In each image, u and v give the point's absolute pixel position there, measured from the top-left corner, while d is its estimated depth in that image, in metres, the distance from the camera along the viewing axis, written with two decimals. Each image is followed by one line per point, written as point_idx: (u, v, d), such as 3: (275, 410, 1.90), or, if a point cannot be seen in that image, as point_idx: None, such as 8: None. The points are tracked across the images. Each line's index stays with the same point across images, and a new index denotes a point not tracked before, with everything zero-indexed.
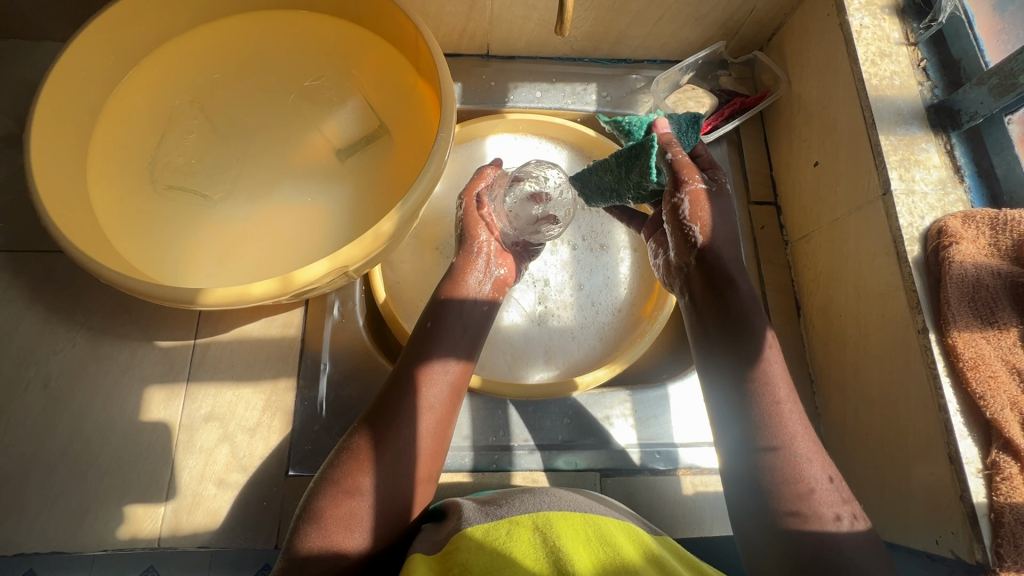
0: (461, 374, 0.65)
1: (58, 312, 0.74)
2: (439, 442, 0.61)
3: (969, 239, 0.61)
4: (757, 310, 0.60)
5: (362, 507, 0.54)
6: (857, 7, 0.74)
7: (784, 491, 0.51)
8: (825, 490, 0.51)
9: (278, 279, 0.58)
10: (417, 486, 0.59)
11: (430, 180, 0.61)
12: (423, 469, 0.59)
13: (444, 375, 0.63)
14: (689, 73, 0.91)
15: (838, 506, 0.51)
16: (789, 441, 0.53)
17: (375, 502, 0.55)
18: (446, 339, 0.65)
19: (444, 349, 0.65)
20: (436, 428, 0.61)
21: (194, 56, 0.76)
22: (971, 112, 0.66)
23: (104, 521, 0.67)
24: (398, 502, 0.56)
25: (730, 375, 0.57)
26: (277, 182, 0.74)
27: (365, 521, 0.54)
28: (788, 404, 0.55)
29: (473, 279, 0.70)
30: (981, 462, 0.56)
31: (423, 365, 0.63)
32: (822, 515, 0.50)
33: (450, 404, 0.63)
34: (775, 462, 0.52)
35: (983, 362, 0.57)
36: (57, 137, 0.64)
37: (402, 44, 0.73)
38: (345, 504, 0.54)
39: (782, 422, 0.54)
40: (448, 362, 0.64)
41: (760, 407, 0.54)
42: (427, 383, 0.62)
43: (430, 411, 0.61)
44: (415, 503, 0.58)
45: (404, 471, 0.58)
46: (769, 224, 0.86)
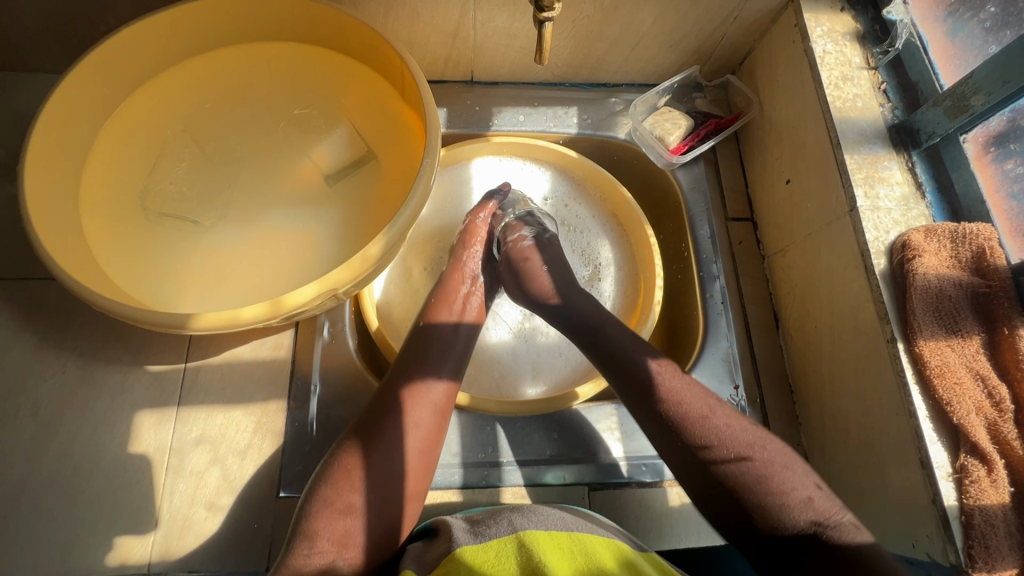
0: (448, 393, 0.66)
1: (48, 339, 0.74)
2: (428, 458, 0.62)
3: (931, 252, 0.64)
4: (641, 349, 0.66)
5: (350, 525, 0.55)
6: (820, 33, 0.78)
7: (723, 494, 0.55)
8: (772, 487, 0.54)
9: (268, 303, 0.59)
10: (406, 503, 0.60)
11: (417, 205, 0.63)
12: (413, 486, 0.60)
13: (431, 395, 0.65)
14: (666, 96, 0.95)
15: (782, 493, 0.54)
16: (712, 450, 0.57)
17: (366, 519, 0.56)
18: (429, 362, 0.67)
19: (432, 369, 0.67)
20: (424, 445, 0.62)
21: (186, 87, 0.78)
22: (930, 131, 0.70)
23: (92, 548, 0.66)
24: (388, 518, 0.58)
25: (644, 410, 0.62)
26: (267, 208, 0.76)
27: (355, 539, 0.55)
28: (704, 417, 0.59)
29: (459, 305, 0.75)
30: (951, 466, 0.58)
31: (408, 386, 0.64)
32: (772, 509, 0.53)
33: (437, 421, 0.65)
34: (731, 486, 0.55)
35: (949, 369, 0.60)
36: (51, 169, 0.66)
37: (389, 73, 0.76)
38: (337, 523, 0.55)
39: (705, 433, 0.58)
40: (433, 381, 0.66)
41: (668, 427, 0.60)
42: (416, 403, 0.64)
43: (417, 429, 0.62)
44: (404, 519, 0.59)
45: (393, 488, 0.59)
46: (746, 240, 0.89)
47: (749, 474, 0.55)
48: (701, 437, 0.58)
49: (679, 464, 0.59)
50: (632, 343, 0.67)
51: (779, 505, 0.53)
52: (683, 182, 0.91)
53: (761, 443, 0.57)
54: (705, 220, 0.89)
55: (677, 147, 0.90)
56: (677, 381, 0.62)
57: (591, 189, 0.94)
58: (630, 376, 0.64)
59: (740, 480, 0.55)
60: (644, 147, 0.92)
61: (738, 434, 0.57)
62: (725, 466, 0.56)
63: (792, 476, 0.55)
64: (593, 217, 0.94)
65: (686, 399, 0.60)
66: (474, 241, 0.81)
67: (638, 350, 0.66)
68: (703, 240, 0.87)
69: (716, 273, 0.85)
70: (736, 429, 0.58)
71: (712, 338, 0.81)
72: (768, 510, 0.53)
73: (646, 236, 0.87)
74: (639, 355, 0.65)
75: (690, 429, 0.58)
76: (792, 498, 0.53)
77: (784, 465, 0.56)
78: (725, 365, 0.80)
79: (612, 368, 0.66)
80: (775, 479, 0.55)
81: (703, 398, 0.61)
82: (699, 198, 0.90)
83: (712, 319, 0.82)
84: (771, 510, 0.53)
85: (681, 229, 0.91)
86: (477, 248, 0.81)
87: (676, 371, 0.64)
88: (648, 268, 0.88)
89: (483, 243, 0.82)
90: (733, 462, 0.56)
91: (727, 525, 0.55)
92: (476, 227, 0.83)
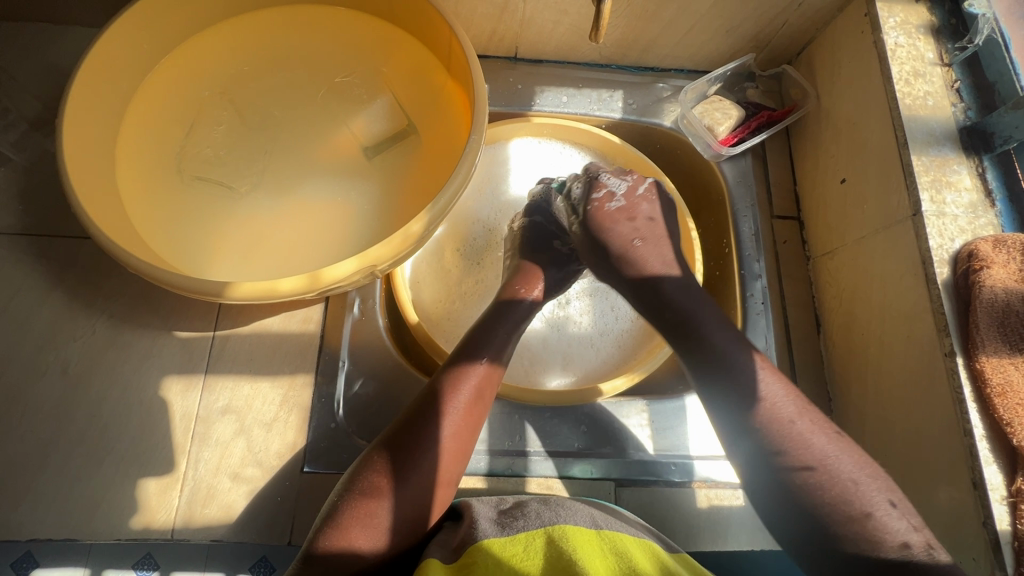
0: (491, 381, 0.64)
1: (79, 298, 0.74)
2: (466, 446, 0.61)
3: (1000, 264, 0.61)
4: (720, 322, 0.61)
5: (381, 509, 0.54)
6: (892, 25, 0.74)
7: (799, 506, 0.51)
8: (849, 497, 0.50)
9: (306, 276, 0.58)
10: (437, 490, 0.58)
11: (461, 182, 0.61)
12: (447, 473, 0.58)
13: (473, 381, 0.63)
14: (717, 84, 0.91)
15: (878, 520, 0.49)
16: (799, 455, 0.52)
17: (395, 504, 0.55)
18: (484, 346, 0.66)
19: (481, 355, 0.65)
20: (466, 433, 0.61)
21: (224, 48, 0.76)
22: (1006, 135, 0.66)
23: (117, 511, 0.66)
24: (417, 504, 0.56)
25: (721, 398, 0.57)
26: (301, 178, 0.73)
27: (382, 523, 0.54)
28: (787, 413, 0.54)
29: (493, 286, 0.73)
30: (1007, 489, 0.56)
31: (452, 372, 0.63)
32: (861, 533, 0.48)
33: (477, 410, 0.63)
34: (810, 489, 0.51)
35: (1012, 389, 0.57)
36: (88, 126, 0.64)
37: (435, 44, 0.73)
38: (366, 505, 0.54)
39: (788, 430, 0.53)
40: (478, 368, 0.64)
41: (744, 421, 0.55)
42: (460, 389, 0.62)
43: (458, 416, 0.61)
44: (433, 506, 0.57)
45: (426, 474, 0.57)
46: (791, 239, 0.85)
47: (832, 482, 0.50)
48: (783, 440, 0.53)
49: (753, 460, 0.54)
50: (724, 321, 0.61)
51: (865, 521, 0.49)
52: (729, 176, 0.88)
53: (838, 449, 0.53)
54: (750, 216, 0.85)
55: (725, 138, 0.86)
56: (765, 374, 0.57)
57: None
58: (717, 365, 0.58)
59: (824, 477, 0.51)
60: (691, 136, 0.88)
61: (825, 436, 0.53)
62: (811, 472, 0.51)
63: (866, 481, 0.51)
64: None
65: (773, 391, 0.56)
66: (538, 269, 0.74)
67: (722, 337, 0.59)
68: (746, 237, 0.84)
69: (758, 272, 0.82)
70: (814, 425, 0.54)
71: (750, 339, 0.79)
72: (859, 530, 0.49)
73: (687, 229, 0.84)
74: (728, 343, 0.59)
75: (769, 425, 0.54)
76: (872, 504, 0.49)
77: (858, 465, 0.51)
78: None
79: (691, 354, 0.60)
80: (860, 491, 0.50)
81: (790, 392, 0.56)
82: (744, 193, 0.87)
83: (751, 319, 0.80)
84: (859, 527, 0.48)
85: (723, 224, 0.88)
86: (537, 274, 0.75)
87: (753, 360, 0.58)
88: (686, 262, 0.85)
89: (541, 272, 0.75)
90: (806, 471, 0.51)
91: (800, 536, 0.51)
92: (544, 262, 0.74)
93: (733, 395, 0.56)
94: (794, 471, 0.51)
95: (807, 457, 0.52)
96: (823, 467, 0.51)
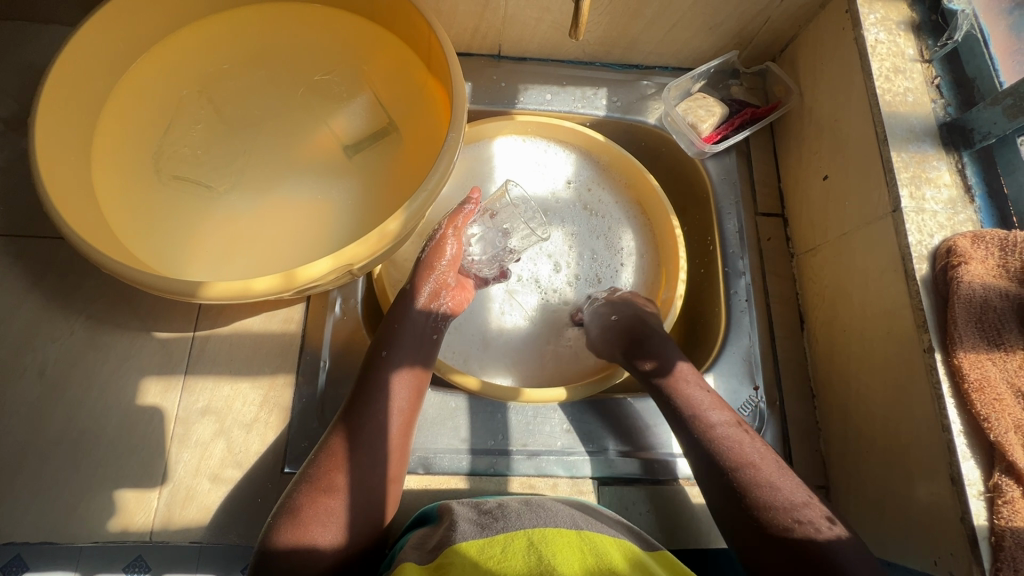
0: (420, 380, 0.65)
1: (56, 299, 0.73)
2: (405, 443, 0.61)
3: (978, 260, 0.61)
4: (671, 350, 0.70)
5: (337, 505, 0.54)
6: (872, 21, 0.74)
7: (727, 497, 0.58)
8: (763, 486, 0.57)
9: (281, 275, 0.57)
10: (389, 486, 0.58)
11: (438, 182, 0.60)
12: (394, 470, 0.59)
13: (406, 379, 0.63)
14: (701, 81, 0.90)
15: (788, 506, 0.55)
16: (725, 453, 0.60)
17: (349, 501, 0.55)
18: (404, 348, 0.65)
19: (409, 354, 0.65)
20: (402, 432, 0.61)
21: (202, 46, 0.75)
22: (984, 131, 0.65)
23: (95, 513, 0.66)
24: (371, 501, 0.57)
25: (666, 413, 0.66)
26: (281, 177, 0.73)
27: (338, 519, 0.54)
28: (710, 417, 0.63)
29: (425, 294, 0.69)
30: (984, 484, 0.56)
31: (382, 371, 0.63)
32: (778, 511, 0.55)
33: (413, 408, 0.63)
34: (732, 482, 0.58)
35: (989, 384, 0.57)
36: (62, 126, 0.64)
37: (415, 42, 0.72)
38: (321, 501, 0.54)
39: (721, 425, 0.62)
40: (411, 366, 0.64)
41: (684, 419, 0.64)
42: (395, 387, 0.62)
43: (397, 414, 0.61)
44: (387, 503, 0.58)
45: (375, 470, 0.58)
46: (775, 236, 0.85)
47: (754, 470, 0.58)
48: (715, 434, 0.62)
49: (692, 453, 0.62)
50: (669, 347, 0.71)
51: (780, 501, 0.55)
52: (713, 172, 0.87)
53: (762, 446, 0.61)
54: (734, 214, 0.85)
55: (710, 135, 0.86)
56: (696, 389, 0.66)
57: (616, 174, 0.90)
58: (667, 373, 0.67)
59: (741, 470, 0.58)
60: (675, 134, 0.88)
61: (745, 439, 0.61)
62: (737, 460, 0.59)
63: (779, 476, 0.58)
64: (617, 204, 0.91)
65: (701, 400, 0.65)
66: (441, 258, 0.72)
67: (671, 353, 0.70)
68: (730, 234, 0.84)
69: (742, 269, 0.82)
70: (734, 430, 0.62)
71: (733, 336, 0.79)
72: (774, 508, 0.55)
73: (671, 226, 0.84)
74: (676, 357, 0.69)
75: (706, 422, 0.62)
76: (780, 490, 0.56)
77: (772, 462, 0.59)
78: (745, 364, 0.77)
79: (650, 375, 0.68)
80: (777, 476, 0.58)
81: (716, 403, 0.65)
82: (728, 190, 0.86)
83: (734, 316, 0.80)
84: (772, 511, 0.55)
85: (708, 222, 0.88)
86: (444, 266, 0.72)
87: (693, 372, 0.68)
88: (671, 259, 0.84)
89: (450, 262, 0.72)
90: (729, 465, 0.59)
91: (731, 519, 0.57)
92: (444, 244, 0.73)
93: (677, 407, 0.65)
94: (724, 459, 0.60)
95: (735, 448, 0.60)
96: (744, 461, 0.59)
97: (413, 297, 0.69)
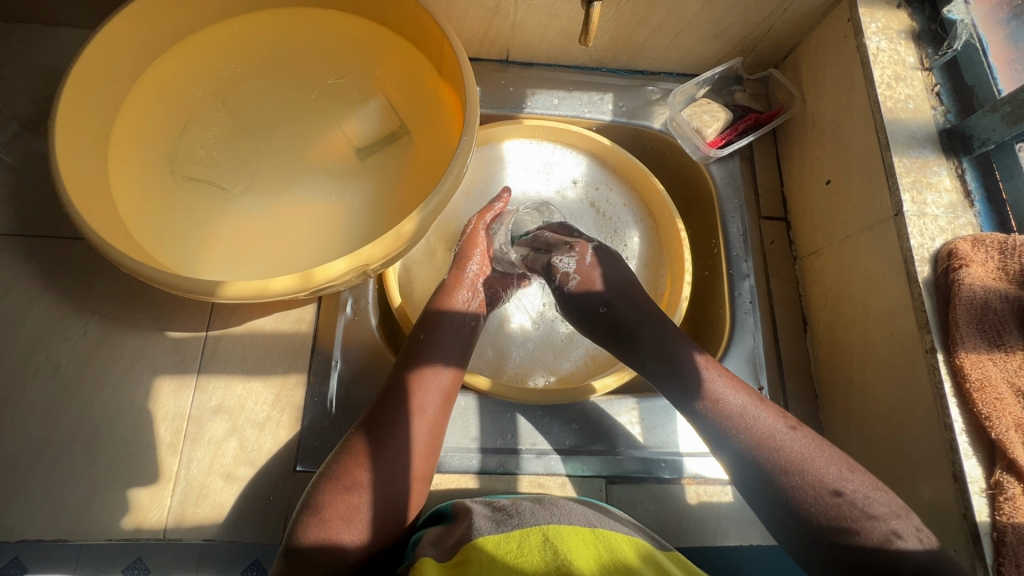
0: (454, 380, 0.65)
1: (70, 298, 0.74)
2: (433, 442, 0.62)
3: (978, 263, 0.62)
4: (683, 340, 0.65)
5: (359, 502, 0.55)
6: (874, 30, 0.76)
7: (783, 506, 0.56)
8: (819, 496, 0.54)
9: (299, 275, 0.58)
10: (413, 484, 0.59)
11: (452, 184, 0.62)
12: (419, 468, 0.60)
13: (439, 379, 0.64)
14: (705, 87, 0.92)
15: (868, 516, 0.53)
16: (772, 458, 0.57)
17: (371, 498, 0.56)
18: (435, 346, 0.66)
19: (441, 352, 0.65)
20: (433, 431, 0.62)
21: (217, 50, 0.76)
22: (984, 138, 0.67)
23: (109, 511, 0.66)
24: (393, 499, 0.57)
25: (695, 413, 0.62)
26: (294, 179, 0.74)
27: (360, 516, 0.55)
28: (750, 417, 0.59)
29: (464, 293, 0.71)
30: (985, 482, 0.57)
31: (415, 369, 0.64)
32: (856, 529, 0.53)
33: (444, 408, 0.63)
34: (782, 491, 0.56)
35: (990, 384, 0.58)
36: (80, 128, 0.65)
37: (427, 47, 0.74)
38: (343, 499, 0.55)
39: (774, 433, 0.58)
40: (440, 365, 0.64)
41: (730, 437, 0.59)
42: (424, 386, 0.63)
43: (424, 413, 0.61)
44: (411, 499, 0.59)
45: (399, 468, 0.58)
46: (779, 240, 0.87)
47: (818, 484, 0.55)
48: (769, 448, 0.57)
49: (744, 475, 0.59)
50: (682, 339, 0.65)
51: (858, 514, 0.53)
52: (717, 177, 0.89)
53: (823, 448, 0.57)
54: (738, 217, 0.87)
55: (714, 140, 0.87)
56: (729, 385, 0.61)
57: (622, 178, 0.92)
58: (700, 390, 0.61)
59: (793, 481, 0.55)
60: (680, 138, 0.90)
61: (790, 441, 0.57)
62: (797, 476, 0.56)
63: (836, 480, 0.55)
64: (623, 208, 0.92)
65: (738, 397, 0.60)
66: (475, 250, 0.74)
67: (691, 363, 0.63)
68: (735, 237, 0.85)
69: (746, 272, 0.84)
70: (782, 430, 0.58)
71: (738, 337, 0.80)
72: (831, 524, 0.54)
73: (677, 229, 0.85)
74: (696, 356, 0.63)
75: (758, 438, 0.58)
76: (837, 493, 0.54)
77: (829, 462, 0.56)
78: (750, 365, 0.79)
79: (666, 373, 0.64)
80: (841, 487, 0.55)
81: (754, 396, 0.61)
82: (732, 194, 0.88)
83: (739, 317, 0.81)
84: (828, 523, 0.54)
85: (713, 225, 0.89)
86: (478, 257, 0.74)
87: (728, 374, 0.63)
88: (676, 263, 0.86)
89: (483, 252, 0.75)
90: (785, 473, 0.56)
91: (805, 539, 0.55)
92: (476, 236, 0.75)
93: (709, 410, 0.61)
94: (774, 474, 0.56)
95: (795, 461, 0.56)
96: (792, 465, 0.56)
97: (451, 296, 0.70)
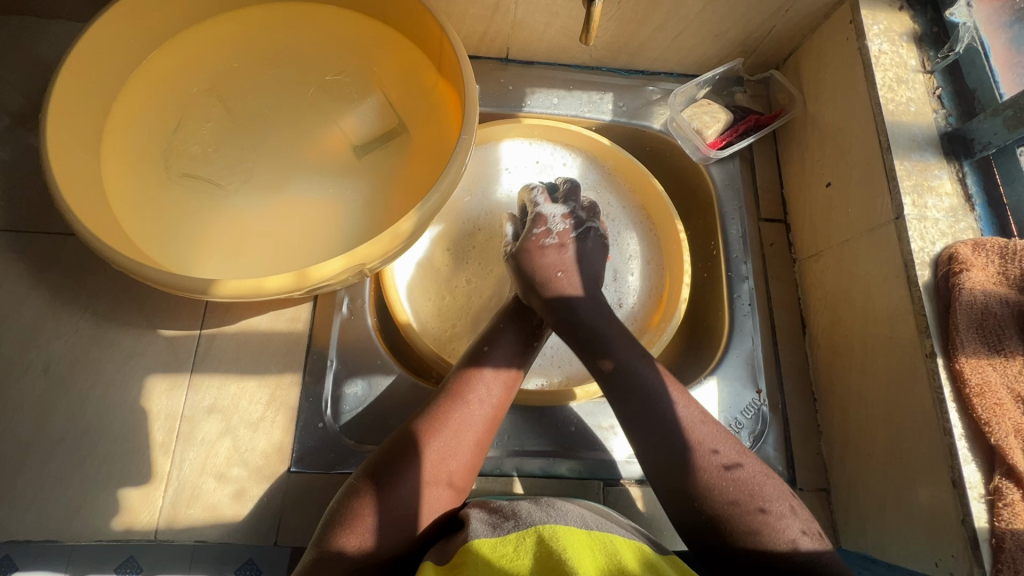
0: (503, 390, 0.64)
1: (62, 295, 0.73)
2: (470, 451, 0.60)
3: (979, 267, 0.62)
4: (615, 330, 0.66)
5: (367, 508, 0.53)
6: (876, 32, 0.76)
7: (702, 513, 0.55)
8: (738, 503, 0.54)
9: (294, 274, 0.57)
10: (428, 489, 0.56)
11: (451, 182, 0.61)
12: (434, 473, 0.57)
13: (482, 385, 0.63)
14: (706, 88, 0.92)
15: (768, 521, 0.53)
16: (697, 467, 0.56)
17: (381, 504, 0.53)
18: (489, 356, 0.66)
19: (486, 364, 0.65)
20: (471, 441, 0.60)
21: (213, 45, 0.75)
22: (985, 142, 0.67)
23: (99, 512, 0.65)
24: (405, 504, 0.54)
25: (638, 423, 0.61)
26: (291, 175, 0.73)
27: (367, 522, 0.52)
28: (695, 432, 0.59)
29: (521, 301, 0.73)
30: (984, 487, 0.57)
31: (459, 377, 0.63)
32: (759, 529, 0.52)
33: (487, 413, 0.62)
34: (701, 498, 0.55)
35: (989, 389, 0.58)
36: (72, 123, 0.64)
37: (427, 44, 0.73)
38: (355, 505, 0.53)
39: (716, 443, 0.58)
40: (485, 375, 0.64)
41: (664, 431, 0.59)
42: (467, 396, 0.62)
43: (463, 422, 0.60)
44: (425, 505, 0.56)
45: (413, 473, 0.56)
46: (778, 242, 0.86)
47: (732, 486, 0.55)
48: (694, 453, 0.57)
49: (660, 482, 0.58)
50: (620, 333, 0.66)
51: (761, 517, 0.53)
52: (717, 178, 0.89)
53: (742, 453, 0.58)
54: (737, 219, 0.87)
55: (714, 141, 0.87)
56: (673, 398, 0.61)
57: (621, 179, 0.91)
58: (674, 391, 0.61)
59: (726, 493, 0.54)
60: (680, 139, 0.89)
61: (720, 443, 0.58)
62: (711, 478, 0.56)
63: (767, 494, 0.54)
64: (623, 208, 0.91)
65: (682, 411, 0.60)
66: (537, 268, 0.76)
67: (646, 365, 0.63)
68: (734, 240, 0.85)
69: (745, 274, 0.83)
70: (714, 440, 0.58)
71: (736, 339, 0.80)
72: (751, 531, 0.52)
73: (676, 230, 0.85)
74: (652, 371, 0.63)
75: (687, 447, 0.58)
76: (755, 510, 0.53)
77: (760, 472, 0.56)
78: (748, 368, 0.79)
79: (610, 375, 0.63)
80: (762, 490, 0.55)
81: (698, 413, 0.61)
82: (732, 195, 0.88)
83: (737, 320, 0.81)
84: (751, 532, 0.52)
85: (712, 227, 0.89)
86: None
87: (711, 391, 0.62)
88: (675, 264, 0.85)
89: None
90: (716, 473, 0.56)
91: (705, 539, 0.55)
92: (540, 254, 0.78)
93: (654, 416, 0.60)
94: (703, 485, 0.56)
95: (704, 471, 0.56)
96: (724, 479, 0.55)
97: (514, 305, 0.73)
